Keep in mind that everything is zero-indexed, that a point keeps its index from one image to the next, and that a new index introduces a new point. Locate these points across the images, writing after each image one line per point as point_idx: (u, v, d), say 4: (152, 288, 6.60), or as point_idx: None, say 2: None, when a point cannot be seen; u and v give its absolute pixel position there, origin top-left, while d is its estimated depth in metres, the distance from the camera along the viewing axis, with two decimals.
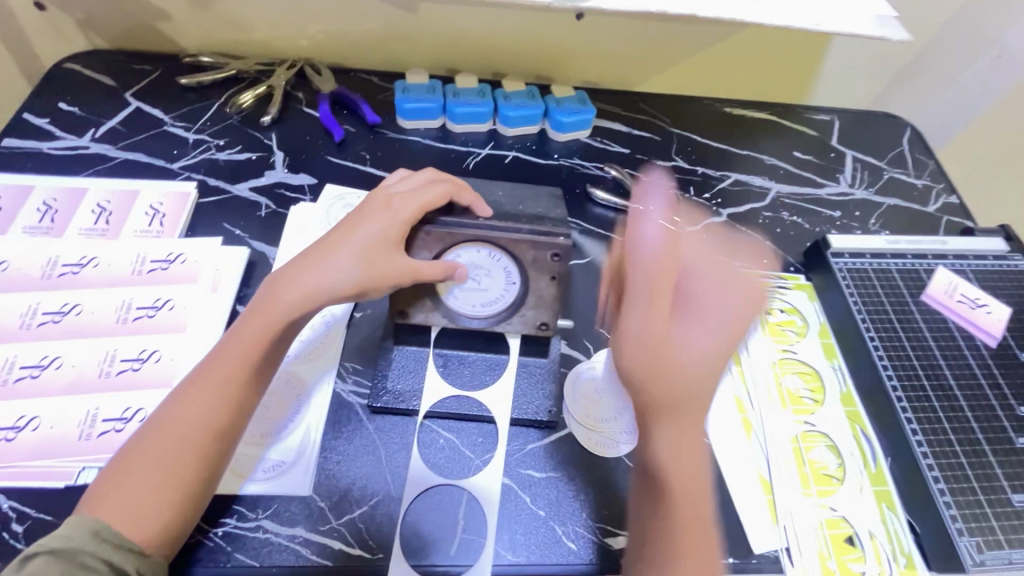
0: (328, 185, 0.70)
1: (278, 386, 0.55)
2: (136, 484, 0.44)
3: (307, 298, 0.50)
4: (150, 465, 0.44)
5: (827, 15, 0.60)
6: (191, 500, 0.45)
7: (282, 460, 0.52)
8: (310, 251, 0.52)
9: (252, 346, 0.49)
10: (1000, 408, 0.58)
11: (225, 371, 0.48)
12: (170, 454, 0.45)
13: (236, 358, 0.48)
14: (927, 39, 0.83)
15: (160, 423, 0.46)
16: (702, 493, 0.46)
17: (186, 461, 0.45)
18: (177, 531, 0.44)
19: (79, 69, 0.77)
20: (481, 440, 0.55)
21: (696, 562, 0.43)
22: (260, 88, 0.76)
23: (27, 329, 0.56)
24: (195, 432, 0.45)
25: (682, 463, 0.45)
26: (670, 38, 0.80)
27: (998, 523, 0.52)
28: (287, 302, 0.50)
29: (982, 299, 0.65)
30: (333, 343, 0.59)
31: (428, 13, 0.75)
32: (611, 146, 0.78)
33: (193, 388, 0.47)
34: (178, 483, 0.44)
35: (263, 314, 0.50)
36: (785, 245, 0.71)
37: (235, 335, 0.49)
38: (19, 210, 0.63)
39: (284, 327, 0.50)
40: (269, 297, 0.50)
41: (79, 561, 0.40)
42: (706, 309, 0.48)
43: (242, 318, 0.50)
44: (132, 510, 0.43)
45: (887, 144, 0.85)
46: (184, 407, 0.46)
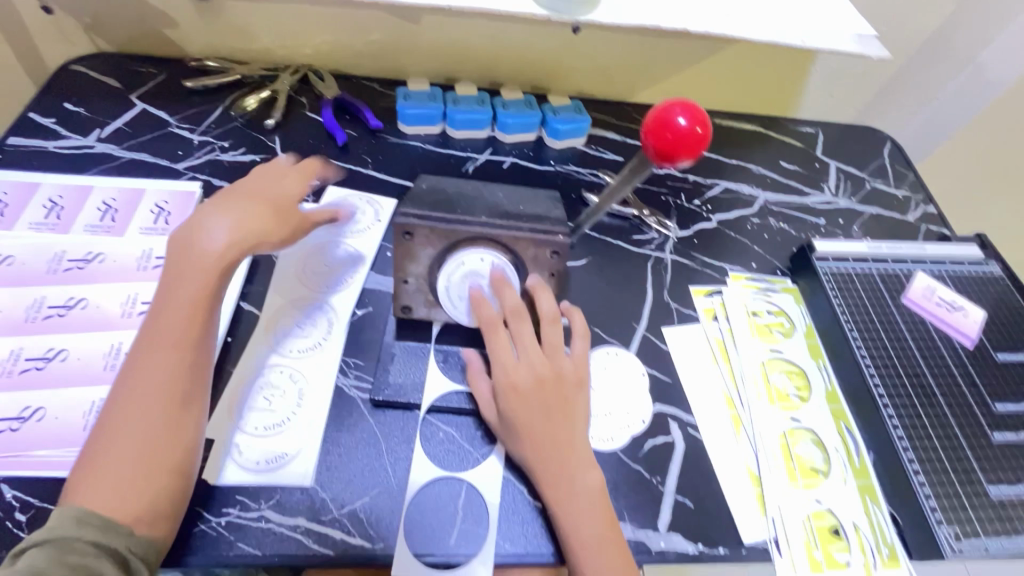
0: (331, 187, 0.72)
1: (267, 374, 0.56)
2: (114, 464, 0.44)
3: (235, 245, 0.52)
4: (125, 440, 0.44)
5: (810, 32, 0.64)
6: (175, 473, 0.45)
7: (280, 454, 0.52)
8: (217, 210, 0.54)
9: (193, 301, 0.50)
10: (976, 405, 0.61)
11: (170, 332, 0.48)
12: (139, 424, 0.45)
13: (180, 317, 0.49)
14: (904, 59, 0.87)
15: (120, 400, 0.46)
16: (538, 407, 0.52)
17: (159, 426, 0.45)
18: (168, 506, 0.44)
19: (85, 71, 0.78)
20: (480, 434, 0.56)
21: (567, 488, 0.50)
22: (265, 93, 0.77)
23: (33, 321, 0.56)
24: (160, 407, 0.46)
25: (511, 434, 0.52)
26: (661, 52, 0.83)
27: (975, 513, 0.55)
28: (217, 253, 0.51)
29: (959, 302, 0.68)
30: (332, 336, 0.60)
31: (429, 25, 0.78)
32: (606, 155, 0.81)
33: (142, 357, 0.47)
34: (157, 455, 0.45)
35: (200, 269, 0.51)
36: (773, 251, 0.74)
37: (168, 302, 0.49)
38: (25, 206, 0.64)
39: (215, 284, 0.51)
40: (190, 251, 0.51)
41: (65, 545, 0.40)
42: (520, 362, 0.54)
43: (167, 280, 0.50)
44: (112, 489, 0.43)
45: (869, 157, 0.88)
46: (136, 377, 0.47)
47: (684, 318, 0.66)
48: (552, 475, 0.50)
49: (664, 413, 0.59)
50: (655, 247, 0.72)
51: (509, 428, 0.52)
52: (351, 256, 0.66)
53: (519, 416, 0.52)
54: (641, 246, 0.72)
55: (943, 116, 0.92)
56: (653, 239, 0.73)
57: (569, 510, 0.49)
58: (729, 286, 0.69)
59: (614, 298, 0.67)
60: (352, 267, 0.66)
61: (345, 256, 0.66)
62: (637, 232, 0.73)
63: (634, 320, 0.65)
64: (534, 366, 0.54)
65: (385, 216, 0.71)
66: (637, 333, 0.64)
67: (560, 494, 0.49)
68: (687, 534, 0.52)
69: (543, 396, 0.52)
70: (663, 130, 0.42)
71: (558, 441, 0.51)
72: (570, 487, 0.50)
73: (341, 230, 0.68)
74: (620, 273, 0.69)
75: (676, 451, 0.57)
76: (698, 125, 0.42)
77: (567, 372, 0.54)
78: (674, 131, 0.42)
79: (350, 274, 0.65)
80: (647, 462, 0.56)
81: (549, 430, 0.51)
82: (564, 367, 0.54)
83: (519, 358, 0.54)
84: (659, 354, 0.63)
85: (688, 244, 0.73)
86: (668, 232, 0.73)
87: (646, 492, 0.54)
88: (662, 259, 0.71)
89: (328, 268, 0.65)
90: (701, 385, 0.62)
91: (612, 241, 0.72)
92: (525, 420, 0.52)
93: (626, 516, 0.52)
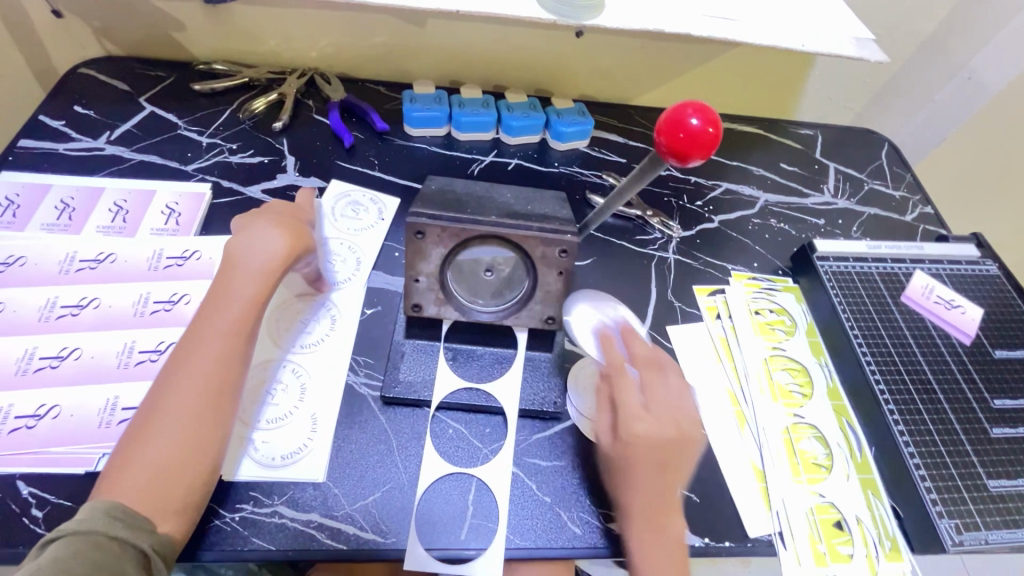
0: (336, 180, 0.73)
1: (279, 370, 0.57)
2: (151, 457, 0.45)
3: (286, 258, 0.55)
4: (165, 432, 0.45)
5: (811, 36, 0.65)
6: (205, 471, 0.46)
7: (292, 450, 0.53)
8: (256, 225, 0.55)
9: (247, 307, 0.52)
10: (974, 401, 0.62)
11: (223, 332, 0.50)
12: (184, 418, 0.46)
13: (232, 321, 0.51)
14: (902, 62, 0.88)
15: (163, 393, 0.47)
16: (657, 459, 0.50)
17: (204, 423, 0.47)
18: (193, 503, 0.45)
19: (94, 75, 0.79)
20: (489, 431, 0.57)
21: (657, 534, 0.50)
22: (272, 96, 0.78)
23: (46, 321, 0.57)
24: (200, 413, 0.47)
25: (621, 472, 0.51)
26: (663, 56, 0.84)
27: (975, 506, 0.56)
28: (269, 261, 0.54)
29: (957, 300, 0.69)
30: (337, 332, 0.61)
31: (435, 28, 0.79)
32: (609, 156, 0.82)
33: (195, 354, 0.49)
34: (196, 453, 0.46)
35: (253, 274, 0.53)
36: (774, 251, 0.75)
37: (214, 312, 0.51)
38: (37, 208, 0.65)
39: (258, 300, 0.53)
40: (245, 256, 0.53)
41: (90, 540, 0.40)
42: (647, 412, 0.52)
43: (221, 284, 0.53)
44: (147, 482, 0.44)
45: (867, 158, 0.90)
46: (186, 372, 0.48)
47: (688, 317, 0.67)
48: (648, 520, 0.50)
49: None
50: (659, 247, 0.73)
51: (623, 467, 0.51)
52: (355, 254, 0.67)
53: (637, 459, 0.50)
54: (645, 246, 0.73)
55: (940, 119, 0.94)
56: (657, 239, 0.74)
57: (651, 555, 0.49)
58: (732, 285, 0.70)
59: (619, 297, 0.68)
60: (356, 265, 0.67)
61: (349, 254, 0.67)
62: (640, 232, 0.74)
63: (638, 319, 0.66)
64: (659, 422, 0.51)
65: (390, 216, 0.72)
66: (642, 332, 0.65)
67: (647, 540, 0.50)
68: (694, 528, 0.53)
69: (665, 451, 0.51)
70: (677, 129, 0.43)
71: (664, 496, 0.50)
72: (661, 533, 0.50)
73: (345, 228, 0.69)
74: (624, 273, 0.70)
75: None
76: (710, 125, 0.43)
77: (686, 435, 0.52)
78: (688, 130, 0.43)
79: (355, 272, 0.66)
80: None
81: (662, 485, 0.50)
82: (688, 425, 0.52)
83: (645, 408, 0.52)
84: (664, 353, 0.64)
85: (690, 244, 0.74)
86: (671, 232, 0.74)
87: None
88: (665, 258, 0.72)
89: (333, 265, 0.66)
90: (705, 383, 0.63)
91: (617, 242, 0.73)
92: (637, 465, 0.50)
93: None
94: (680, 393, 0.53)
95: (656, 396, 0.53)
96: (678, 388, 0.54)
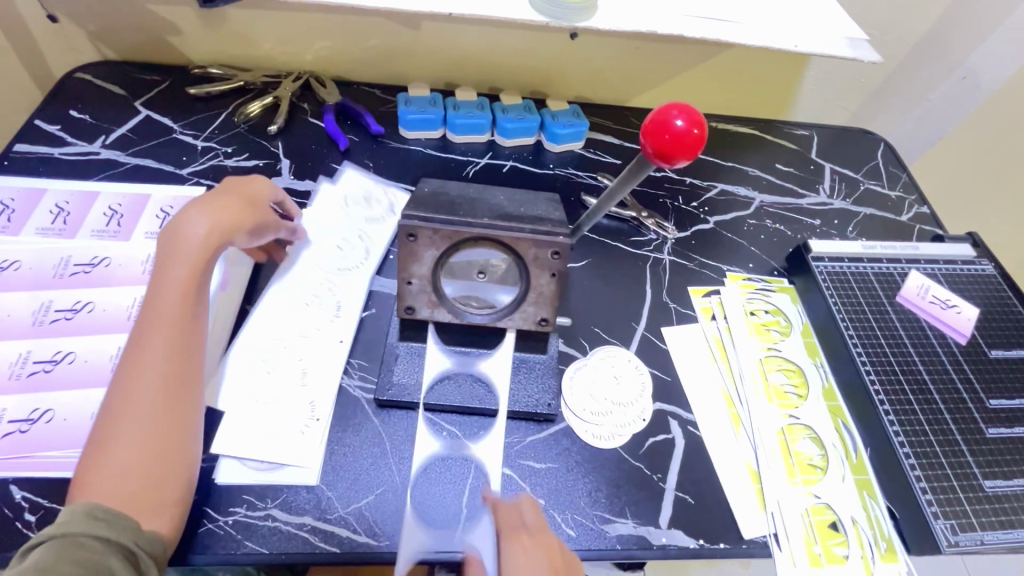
0: (348, 171, 0.74)
1: (279, 352, 0.58)
2: (117, 462, 0.44)
3: (216, 230, 0.54)
4: (126, 431, 0.45)
5: (802, 36, 0.65)
6: (178, 460, 0.46)
7: (290, 435, 0.54)
8: (185, 213, 0.54)
9: (182, 289, 0.51)
10: (971, 401, 0.62)
11: (165, 319, 0.49)
12: (140, 414, 0.46)
13: (173, 306, 0.50)
14: (896, 62, 0.88)
15: (117, 393, 0.47)
16: None
17: (161, 415, 0.46)
18: (177, 495, 0.46)
19: (90, 79, 0.79)
20: (482, 431, 0.57)
21: None
22: (267, 99, 0.79)
23: (40, 325, 0.57)
24: (153, 411, 0.46)
25: None
26: (658, 57, 0.84)
27: (971, 507, 0.56)
28: (202, 246, 0.52)
29: (953, 300, 0.69)
30: (340, 321, 0.62)
31: (429, 31, 0.79)
32: (603, 157, 0.82)
33: (138, 347, 0.48)
34: (163, 448, 0.46)
35: (191, 262, 0.52)
36: (769, 252, 0.75)
37: (154, 308, 0.50)
38: (31, 212, 0.65)
39: (196, 286, 0.51)
40: (176, 239, 0.52)
41: (73, 540, 0.40)
42: (519, 549, 0.47)
43: (155, 274, 0.51)
44: (119, 482, 0.44)
45: (863, 158, 0.89)
46: (133, 374, 0.47)
47: (683, 318, 0.67)
48: None
49: (665, 411, 0.60)
50: (654, 248, 0.73)
51: None
52: (364, 244, 0.68)
53: None
54: (639, 247, 0.73)
55: (935, 120, 0.94)
56: (651, 241, 0.74)
57: None
58: (727, 286, 0.70)
59: (614, 299, 0.68)
60: (365, 255, 0.68)
61: (359, 244, 0.68)
62: (635, 234, 0.74)
63: (633, 320, 0.66)
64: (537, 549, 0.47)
65: (399, 207, 0.73)
66: (636, 333, 0.65)
67: None
68: (688, 530, 0.53)
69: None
70: (662, 131, 0.43)
71: None
72: None
73: (355, 220, 0.70)
74: (619, 274, 0.70)
75: (676, 448, 0.58)
76: (695, 126, 0.43)
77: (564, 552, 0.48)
78: (673, 132, 0.43)
79: (363, 260, 0.67)
80: (647, 459, 0.57)
81: None
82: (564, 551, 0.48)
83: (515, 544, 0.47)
84: (658, 354, 0.64)
85: (685, 245, 0.74)
86: (666, 233, 0.74)
87: (648, 488, 0.55)
88: (660, 260, 0.72)
89: (343, 254, 0.67)
90: (700, 384, 0.62)
91: (612, 244, 0.73)
92: None
93: (627, 512, 0.54)
94: (539, 517, 0.50)
95: (523, 529, 0.48)
96: (536, 512, 0.50)
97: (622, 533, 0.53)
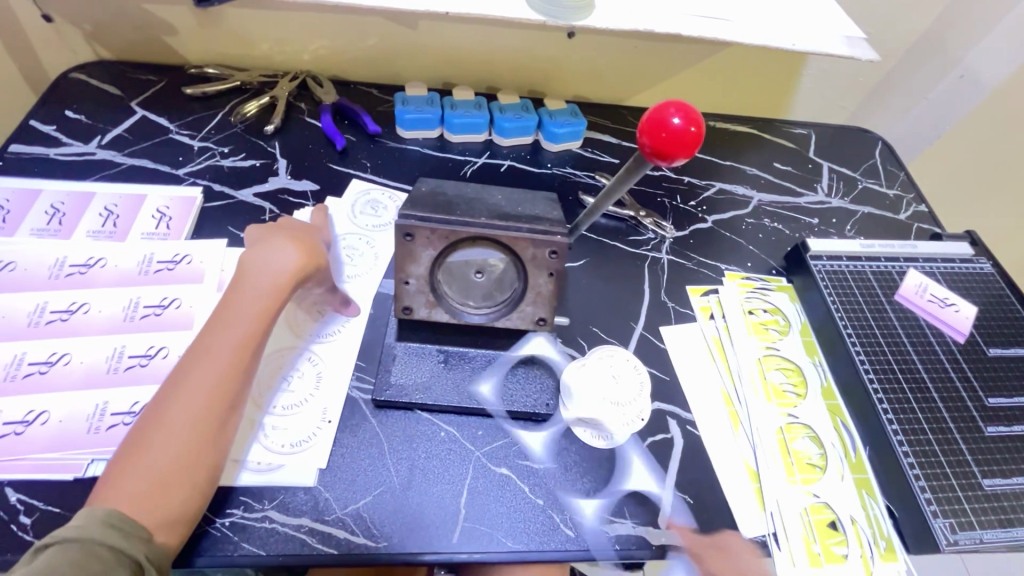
0: (353, 180, 0.74)
1: (294, 358, 0.59)
2: (151, 464, 0.44)
3: (299, 273, 0.55)
4: (168, 438, 0.45)
5: (801, 35, 0.65)
6: (202, 482, 0.46)
7: (301, 438, 0.54)
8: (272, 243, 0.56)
9: (251, 314, 0.52)
10: (969, 400, 0.62)
11: (231, 342, 0.50)
12: (185, 421, 0.46)
13: (239, 327, 0.51)
14: (893, 61, 0.88)
15: (167, 399, 0.47)
16: None
17: (204, 428, 0.47)
18: (189, 513, 0.45)
19: (86, 80, 0.79)
20: (481, 433, 0.57)
21: None
22: (264, 99, 0.78)
23: (36, 326, 0.57)
24: (198, 423, 0.47)
25: None
26: (656, 56, 0.84)
27: (970, 506, 0.56)
28: (280, 274, 0.54)
29: (951, 298, 0.69)
30: (350, 326, 0.62)
31: (427, 30, 0.79)
32: (601, 157, 0.82)
33: (200, 358, 0.49)
34: (196, 461, 0.46)
35: (265, 288, 0.53)
36: (768, 250, 0.75)
37: (222, 324, 0.51)
38: (27, 213, 0.65)
39: (267, 315, 0.53)
40: (256, 266, 0.54)
41: (86, 549, 0.40)
42: None
43: (228, 292, 0.53)
44: (148, 486, 0.44)
45: (861, 157, 0.89)
46: (189, 384, 0.48)
47: (681, 317, 0.67)
48: None
49: (663, 410, 0.60)
50: (652, 247, 0.73)
51: None
52: (373, 250, 0.68)
53: None
54: (638, 246, 0.73)
55: (932, 118, 0.94)
56: (650, 240, 0.74)
57: None
58: (726, 285, 0.70)
59: (612, 298, 0.68)
60: (374, 259, 0.68)
61: (368, 249, 0.68)
62: (634, 233, 0.74)
63: (632, 319, 0.66)
64: None
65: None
66: (635, 333, 0.65)
67: None
68: (687, 529, 0.53)
69: None
70: (659, 128, 0.43)
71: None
72: None
73: (361, 225, 0.70)
74: (618, 273, 0.70)
75: (675, 448, 0.58)
76: (692, 124, 0.43)
77: None
78: (670, 129, 0.43)
79: (373, 266, 0.67)
80: (646, 459, 0.57)
81: None
82: None
83: None
84: (657, 353, 0.64)
85: (684, 244, 0.74)
86: (664, 233, 0.74)
87: (647, 488, 0.55)
88: (658, 258, 0.72)
89: (353, 260, 0.67)
90: (699, 384, 0.62)
91: (610, 243, 0.73)
92: None
93: (625, 512, 0.54)
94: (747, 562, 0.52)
95: None
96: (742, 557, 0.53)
97: (620, 533, 0.52)
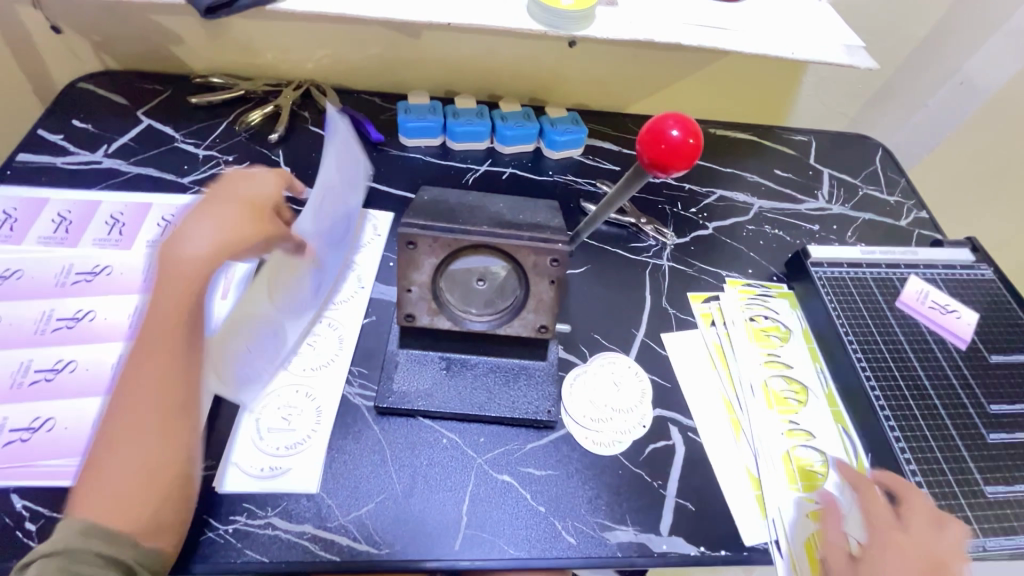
0: None
1: (268, 328, 0.56)
2: (112, 481, 0.43)
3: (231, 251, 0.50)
4: (123, 454, 0.44)
5: (800, 43, 0.66)
6: (171, 489, 0.45)
7: (298, 442, 0.54)
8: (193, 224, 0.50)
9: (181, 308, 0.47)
10: (971, 407, 0.62)
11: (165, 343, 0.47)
12: (137, 433, 0.44)
13: (174, 324, 0.47)
14: (893, 68, 0.89)
15: (117, 413, 0.45)
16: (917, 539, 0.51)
17: (156, 438, 0.45)
18: (169, 519, 0.45)
19: (93, 89, 0.80)
20: (483, 440, 0.57)
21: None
22: (268, 108, 0.79)
23: (42, 333, 0.57)
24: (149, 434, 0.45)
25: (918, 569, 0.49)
26: (657, 64, 0.85)
27: (972, 514, 0.56)
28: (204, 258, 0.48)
29: (952, 305, 0.69)
30: (339, 326, 0.63)
31: (430, 39, 0.79)
32: (602, 164, 0.82)
33: (139, 366, 0.46)
34: (156, 470, 0.44)
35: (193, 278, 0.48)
36: (768, 257, 0.76)
37: (157, 322, 0.48)
38: (34, 220, 0.66)
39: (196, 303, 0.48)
40: (176, 253, 0.48)
41: (74, 557, 0.39)
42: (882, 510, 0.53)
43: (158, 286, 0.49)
44: (111, 503, 0.42)
45: (862, 164, 0.90)
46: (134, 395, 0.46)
47: (683, 324, 0.67)
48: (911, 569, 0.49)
49: (665, 417, 0.60)
50: (652, 254, 0.73)
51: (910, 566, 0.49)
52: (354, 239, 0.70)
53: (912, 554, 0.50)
54: (638, 253, 0.73)
55: (933, 125, 0.94)
56: (650, 247, 0.74)
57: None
58: (727, 292, 0.70)
59: (613, 304, 0.68)
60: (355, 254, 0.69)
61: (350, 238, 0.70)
62: (634, 240, 0.74)
63: (633, 326, 0.67)
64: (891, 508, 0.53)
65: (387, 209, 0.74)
66: (636, 340, 0.65)
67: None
68: (688, 537, 0.53)
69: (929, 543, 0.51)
70: (658, 139, 0.43)
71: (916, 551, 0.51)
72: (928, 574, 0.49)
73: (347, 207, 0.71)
74: (618, 280, 0.70)
75: (677, 455, 0.58)
76: (691, 135, 0.44)
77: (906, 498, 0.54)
78: (669, 141, 0.43)
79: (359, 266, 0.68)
80: (648, 466, 0.57)
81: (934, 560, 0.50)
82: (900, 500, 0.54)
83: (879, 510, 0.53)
84: (659, 360, 0.64)
85: (684, 251, 0.74)
86: (665, 239, 0.74)
87: (648, 495, 0.55)
88: (659, 265, 0.72)
89: None
90: (700, 390, 0.63)
91: (610, 249, 0.73)
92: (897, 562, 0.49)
93: (627, 519, 0.54)
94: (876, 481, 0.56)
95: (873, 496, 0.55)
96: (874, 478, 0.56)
97: (622, 540, 0.52)
